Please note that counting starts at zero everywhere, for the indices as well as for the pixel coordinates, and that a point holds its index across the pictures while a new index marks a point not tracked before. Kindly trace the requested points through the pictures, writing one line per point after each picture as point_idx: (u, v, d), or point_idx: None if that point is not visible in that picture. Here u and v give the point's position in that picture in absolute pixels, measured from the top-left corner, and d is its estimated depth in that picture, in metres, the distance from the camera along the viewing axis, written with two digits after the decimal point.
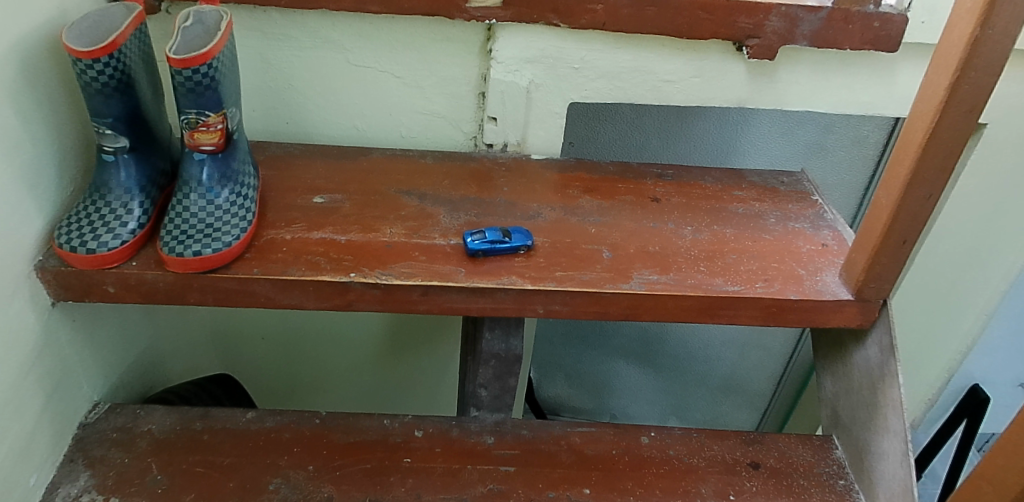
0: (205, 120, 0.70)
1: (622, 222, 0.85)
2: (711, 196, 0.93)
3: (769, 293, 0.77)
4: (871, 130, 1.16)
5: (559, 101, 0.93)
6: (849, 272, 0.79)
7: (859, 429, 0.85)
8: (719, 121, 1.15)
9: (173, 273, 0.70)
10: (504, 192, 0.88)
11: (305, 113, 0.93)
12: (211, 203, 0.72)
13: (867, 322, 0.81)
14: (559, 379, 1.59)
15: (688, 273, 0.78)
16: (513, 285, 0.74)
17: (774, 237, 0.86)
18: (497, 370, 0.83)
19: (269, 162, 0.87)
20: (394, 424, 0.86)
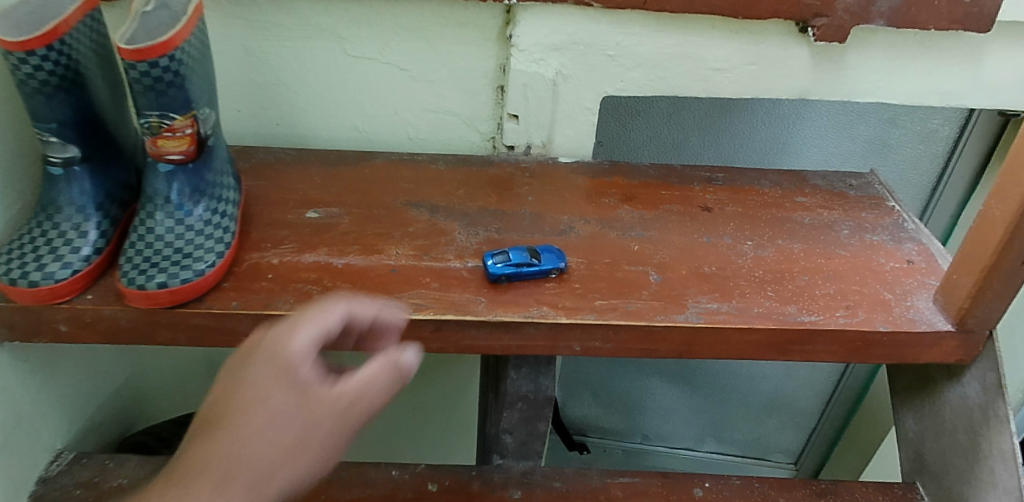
0: (169, 124, 0.57)
1: (669, 236, 0.72)
2: (771, 203, 0.79)
3: (854, 324, 0.64)
4: (940, 124, 1.03)
5: (591, 94, 0.80)
6: (949, 298, 0.65)
7: (954, 479, 0.73)
8: (769, 115, 1.01)
9: (136, 308, 0.57)
10: (529, 202, 0.75)
11: (298, 112, 0.81)
12: (181, 223, 0.59)
13: (968, 357, 0.68)
14: (585, 398, 1.43)
15: (754, 299, 0.65)
16: (544, 319, 0.61)
17: (850, 252, 0.73)
18: (524, 414, 0.71)
19: (255, 170, 0.75)
20: (404, 476, 0.74)
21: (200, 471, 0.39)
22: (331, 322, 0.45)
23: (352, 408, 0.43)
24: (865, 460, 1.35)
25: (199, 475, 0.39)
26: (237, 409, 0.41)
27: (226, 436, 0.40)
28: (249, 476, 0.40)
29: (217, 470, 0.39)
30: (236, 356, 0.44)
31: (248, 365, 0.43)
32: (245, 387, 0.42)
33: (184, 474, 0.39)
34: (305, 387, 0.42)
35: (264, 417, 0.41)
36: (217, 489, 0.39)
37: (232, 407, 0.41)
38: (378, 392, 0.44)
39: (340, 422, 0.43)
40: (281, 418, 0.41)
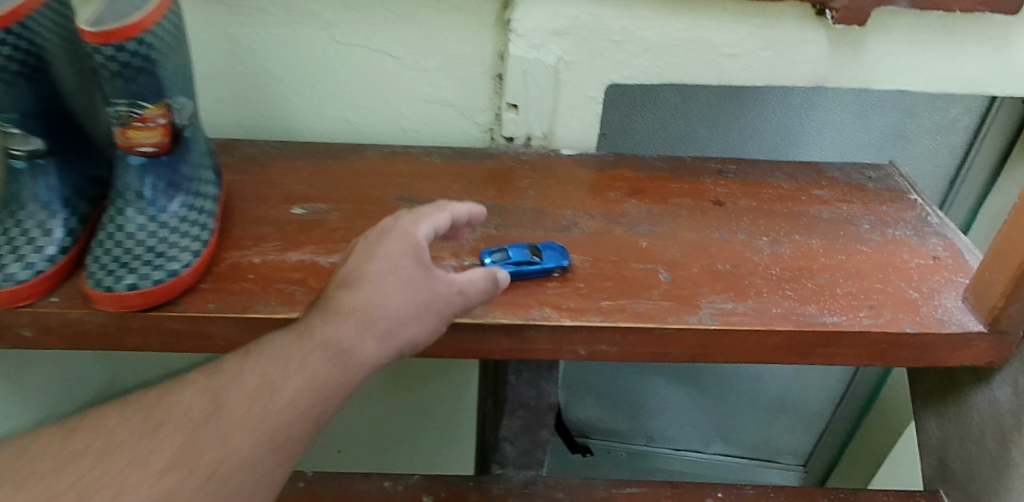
0: (139, 114, 0.53)
1: (679, 232, 0.68)
2: (786, 196, 0.75)
3: (878, 325, 0.60)
4: (960, 113, 0.98)
5: (595, 82, 0.76)
6: (981, 297, 0.61)
7: (980, 488, 0.69)
8: (780, 105, 0.96)
9: (105, 312, 0.52)
10: (530, 197, 0.71)
11: (284, 103, 0.76)
12: (154, 220, 0.54)
13: (999, 359, 0.63)
14: (588, 399, 1.37)
15: (772, 299, 0.61)
16: (546, 321, 0.57)
17: (872, 248, 0.69)
18: (525, 422, 0.66)
19: (237, 164, 0.70)
20: (397, 487, 0.70)
21: (353, 312, 0.48)
22: (442, 221, 0.54)
23: (458, 295, 0.52)
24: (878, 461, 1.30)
25: (353, 315, 0.48)
26: (377, 272, 0.49)
27: (369, 289, 0.48)
28: (389, 324, 0.48)
29: (365, 314, 0.48)
30: (371, 232, 0.52)
31: (383, 240, 0.51)
32: (384, 255, 0.50)
33: (341, 311, 0.48)
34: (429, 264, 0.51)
35: (401, 278, 0.49)
36: (368, 327, 0.48)
37: (374, 270, 0.49)
38: (481, 290, 0.53)
39: (446, 309, 0.51)
40: (418, 283, 0.50)
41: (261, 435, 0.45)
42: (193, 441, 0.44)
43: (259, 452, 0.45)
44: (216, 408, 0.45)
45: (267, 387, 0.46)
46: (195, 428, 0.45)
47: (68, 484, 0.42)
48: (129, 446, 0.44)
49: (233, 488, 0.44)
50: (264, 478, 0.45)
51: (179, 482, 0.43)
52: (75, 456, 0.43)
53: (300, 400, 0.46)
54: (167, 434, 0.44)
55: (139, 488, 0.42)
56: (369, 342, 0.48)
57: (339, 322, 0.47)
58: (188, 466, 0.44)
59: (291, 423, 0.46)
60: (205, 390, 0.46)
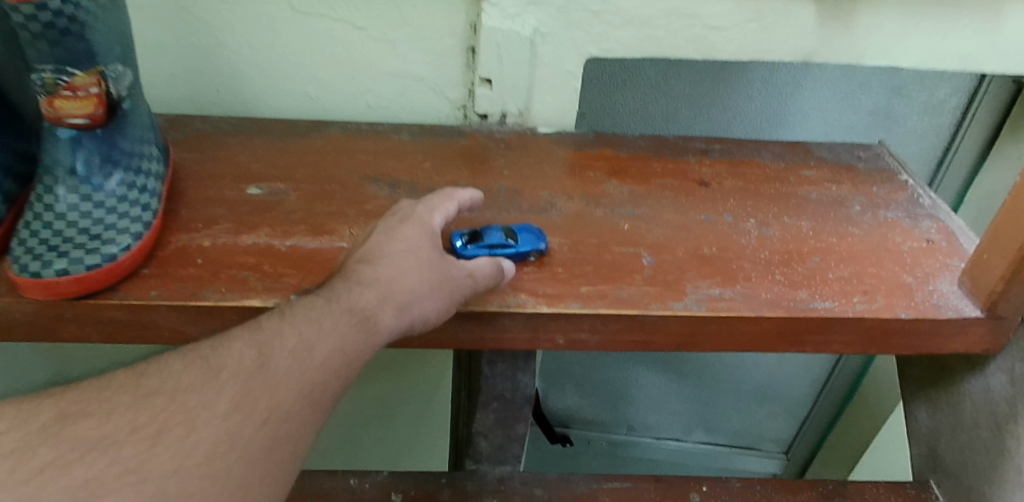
0: (68, 81, 0.47)
1: (663, 214, 0.64)
2: (774, 177, 0.72)
3: (872, 311, 0.56)
4: (947, 94, 0.95)
5: (573, 56, 0.71)
6: (978, 281, 0.58)
7: (973, 479, 0.66)
8: (766, 84, 0.92)
9: (34, 301, 0.47)
10: (504, 177, 0.67)
11: (241, 76, 0.71)
12: (88, 199, 0.50)
13: (996, 346, 0.60)
14: (568, 388, 1.33)
15: (761, 284, 0.57)
16: (521, 309, 0.53)
17: (864, 230, 0.65)
18: (499, 416, 0.63)
19: (189, 142, 0.65)
20: (364, 485, 0.66)
21: (379, 282, 0.47)
22: (451, 212, 0.55)
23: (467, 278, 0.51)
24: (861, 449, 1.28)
25: (375, 285, 0.47)
26: (397, 250, 0.49)
27: (389, 264, 0.48)
28: (408, 297, 0.48)
29: (385, 285, 0.47)
30: (386, 219, 0.52)
31: (400, 223, 0.52)
32: (403, 236, 0.50)
33: (363, 281, 0.47)
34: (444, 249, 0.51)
35: (418, 256, 0.49)
36: (388, 298, 0.47)
37: (392, 249, 0.49)
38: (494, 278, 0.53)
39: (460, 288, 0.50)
40: (437, 260, 0.50)
41: (304, 388, 0.43)
42: (247, 388, 0.42)
43: (304, 405, 0.43)
44: (265, 359, 0.43)
45: (305, 343, 0.44)
46: (249, 375, 0.42)
47: (150, 417, 0.40)
48: (197, 385, 0.41)
49: (287, 437, 0.42)
50: (312, 431, 0.44)
51: (242, 424, 0.41)
52: (152, 392, 0.41)
53: (334, 359, 0.44)
54: (228, 380, 0.42)
55: (210, 425, 0.40)
56: (388, 314, 0.47)
57: (363, 291, 0.47)
58: (247, 410, 0.41)
59: (328, 381, 0.44)
60: (251, 341, 0.43)
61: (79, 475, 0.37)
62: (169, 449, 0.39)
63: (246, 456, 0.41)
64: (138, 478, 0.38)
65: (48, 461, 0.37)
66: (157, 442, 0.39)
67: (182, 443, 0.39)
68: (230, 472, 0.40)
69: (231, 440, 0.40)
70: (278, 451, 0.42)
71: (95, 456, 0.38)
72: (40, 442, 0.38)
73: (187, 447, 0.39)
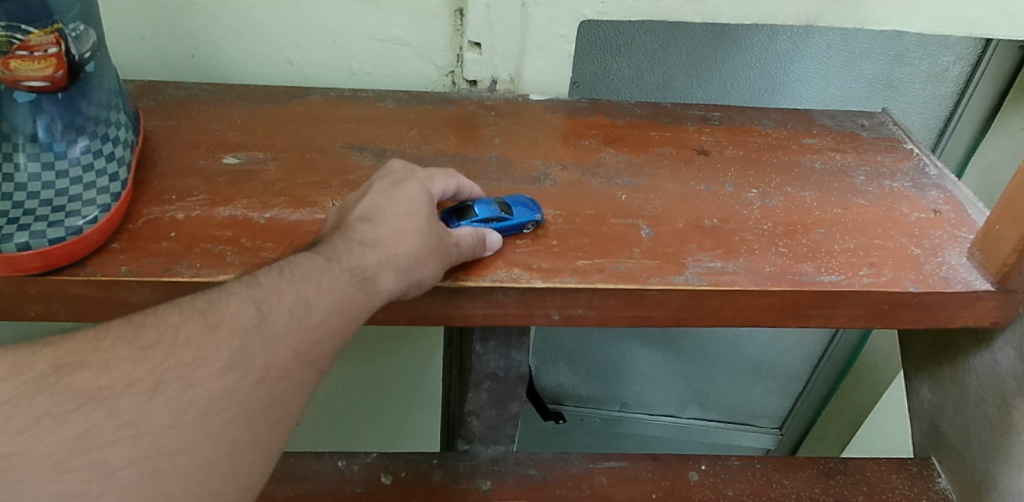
0: (23, 40, 0.44)
1: (661, 184, 0.61)
2: (776, 145, 0.69)
3: (880, 284, 0.54)
4: (951, 62, 0.93)
5: (567, 19, 0.67)
6: (989, 253, 0.55)
7: (977, 456, 0.64)
8: (765, 51, 0.89)
9: None
10: (495, 145, 0.64)
11: (215, 40, 0.67)
12: (51, 168, 0.47)
13: (1005, 320, 0.58)
14: (561, 365, 1.32)
15: (764, 257, 0.55)
16: (514, 283, 0.50)
17: (870, 201, 0.63)
18: (493, 395, 0.60)
19: (161, 109, 0.62)
20: (352, 467, 0.63)
21: (381, 242, 0.45)
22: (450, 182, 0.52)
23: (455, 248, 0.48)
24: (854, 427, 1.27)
25: (378, 247, 0.45)
26: (399, 211, 0.47)
27: (391, 225, 0.46)
28: (411, 259, 0.45)
29: (386, 247, 0.45)
30: (381, 180, 0.50)
31: (400, 184, 0.49)
32: (403, 197, 0.48)
33: (364, 242, 0.45)
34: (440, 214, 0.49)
35: (420, 218, 0.47)
36: (390, 259, 0.45)
37: (393, 210, 0.47)
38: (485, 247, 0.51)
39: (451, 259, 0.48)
40: (437, 223, 0.48)
41: (302, 347, 0.40)
42: (246, 346, 0.38)
43: (302, 366, 0.40)
44: (263, 315, 0.40)
45: (305, 301, 0.41)
46: (247, 332, 0.39)
47: (147, 370, 0.36)
48: (198, 341, 0.38)
49: (285, 398, 0.39)
50: (310, 394, 0.41)
51: (240, 381, 0.38)
52: (152, 344, 0.37)
53: (336, 320, 0.42)
54: (225, 336, 0.38)
55: (207, 383, 0.37)
56: (387, 276, 0.44)
57: (363, 250, 0.44)
58: (245, 367, 0.38)
59: (325, 344, 0.41)
60: (248, 297, 0.40)
61: (75, 427, 0.34)
62: (167, 404, 0.36)
63: (243, 416, 0.37)
64: (136, 432, 0.35)
65: (42, 412, 0.34)
66: (156, 397, 0.36)
67: (181, 398, 0.36)
68: (228, 431, 0.37)
69: (230, 398, 0.37)
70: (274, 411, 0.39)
71: (93, 408, 0.35)
72: (36, 393, 0.34)
73: (185, 404, 0.36)
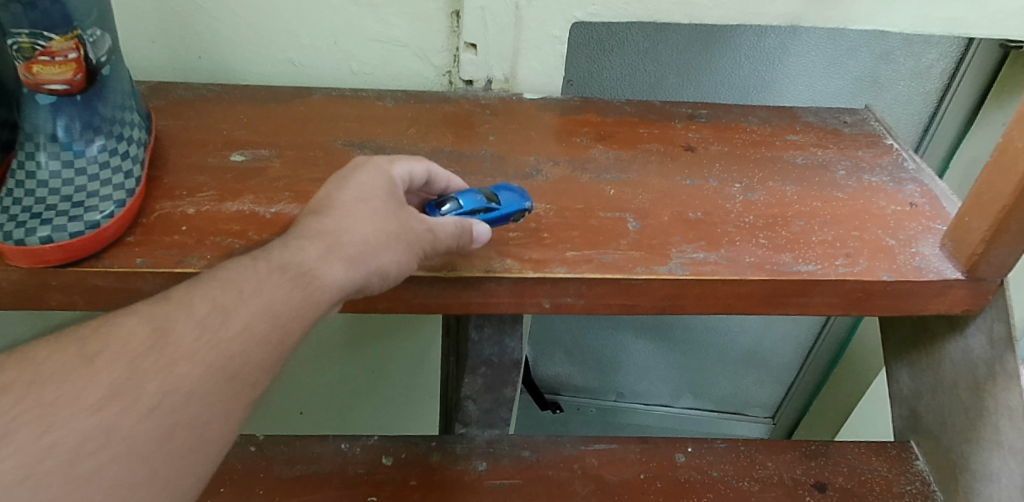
0: (45, 46, 0.46)
1: (648, 179, 0.64)
2: (760, 142, 0.72)
3: (855, 273, 0.57)
4: (935, 59, 0.95)
5: (559, 20, 0.70)
6: (960, 243, 0.58)
7: (951, 438, 0.67)
8: (754, 49, 0.92)
9: (19, 268, 0.47)
10: (490, 142, 0.67)
11: (220, 42, 0.70)
12: (70, 166, 0.50)
13: (976, 307, 0.61)
14: (557, 356, 1.35)
15: (744, 248, 0.58)
16: (507, 273, 0.53)
17: (848, 194, 0.66)
18: (488, 381, 0.63)
19: (171, 108, 0.65)
20: (354, 449, 0.66)
21: (325, 235, 0.45)
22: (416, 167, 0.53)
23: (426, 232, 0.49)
24: (841, 418, 1.30)
25: (335, 239, 0.45)
26: (351, 201, 0.47)
27: (345, 214, 0.46)
28: (361, 246, 0.46)
29: (330, 237, 0.45)
30: (337, 171, 0.50)
31: (355, 173, 0.49)
32: (352, 186, 0.48)
33: (322, 235, 0.45)
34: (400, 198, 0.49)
35: (375, 206, 0.47)
36: (339, 248, 0.45)
37: (345, 199, 0.47)
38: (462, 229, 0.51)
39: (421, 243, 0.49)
40: (386, 210, 0.47)
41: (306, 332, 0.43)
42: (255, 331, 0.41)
43: None
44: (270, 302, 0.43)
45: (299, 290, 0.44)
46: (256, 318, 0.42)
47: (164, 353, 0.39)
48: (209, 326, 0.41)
49: None
50: None
51: (217, 368, 0.40)
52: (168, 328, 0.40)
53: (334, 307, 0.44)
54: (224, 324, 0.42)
55: (218, 365, 0.40)
56: (332, 267, 0.45)
57: (303, 244, 0.45)
58: (252, 349, 0.41)
59: None
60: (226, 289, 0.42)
61: (97, 405, 0.37)
62: (182, 385, 0.39)
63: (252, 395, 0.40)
64: (154, 410, 0.38)
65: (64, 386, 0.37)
66: (171, 378, 0.39)
67: (195, 378, 0.39)
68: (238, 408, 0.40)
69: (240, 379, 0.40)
70: (260, 390, 0.42)
71: (115, 388, 0.38)
72: (63, 374, 0.37)
73: (198, 384, 0.39)
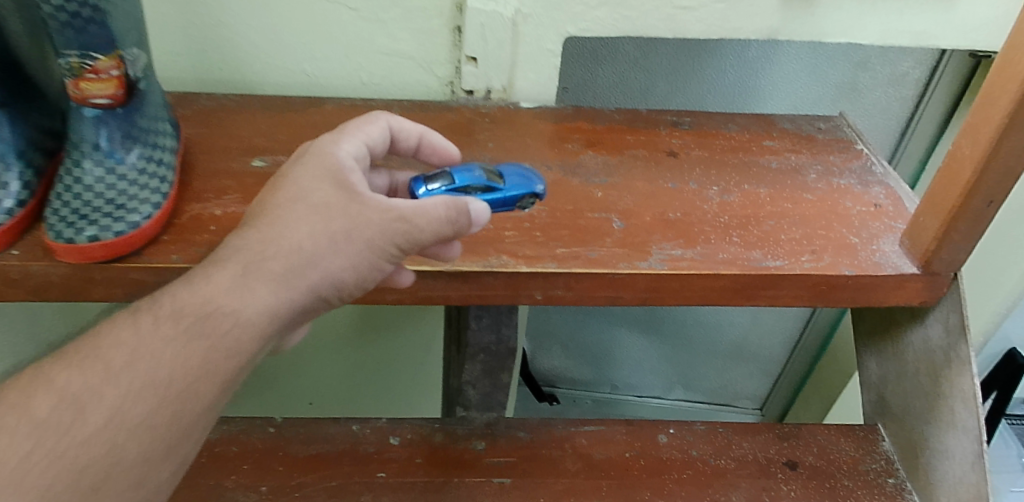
0: (92, 65, 0.53)
1: (634, 182, 0.70)
2: (738, 147, 0.78)
3: (819, 268, 0.63)
4: (910, 67, 1.01)
5: (552, 35, 0.76)
6: (915, 241, 0.64)
7: (913, 420, 0.73)
8: (738, 59, 0.98)
9: (67, 264, 0.53)
10: (488, 148, 0.73)
11: (240, 56, 0.76)
12: (113, 173, 0.55)
13: (932, 299, 0.67)
14: (554, 350, 1.41)
15: (719, 245, 0.64)
16: (504, 268, 0.59)
17: (818, 196, 0.72)
18: (486, 366, 0.70)
19: (197, 117, 0.71)
20: (364, 430, 0.72)
21: (247, 255, 0.48)
22: (371, 132, 0.57)
23: (398, 221, 0.49)
24: (827, 408, 1.35)
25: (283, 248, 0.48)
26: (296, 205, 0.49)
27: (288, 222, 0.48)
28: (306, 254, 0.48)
29: (277, 246, 0.48)
30: (290, 159, 0.52)
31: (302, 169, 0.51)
32: (292, 183, 0.49)
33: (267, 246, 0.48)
34: (345, 191, 0.50)
35: (322, 209, 0.49)
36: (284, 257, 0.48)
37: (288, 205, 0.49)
38: (429, 220, 0.50)
39: (391, 232, 0.49)
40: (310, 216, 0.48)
41: None
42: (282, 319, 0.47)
43: None
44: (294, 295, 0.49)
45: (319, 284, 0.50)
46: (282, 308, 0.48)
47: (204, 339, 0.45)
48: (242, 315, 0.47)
49: None
50: None
51: None
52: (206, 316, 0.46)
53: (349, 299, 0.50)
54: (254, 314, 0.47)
55: None
56: (258, 284, 0.47)
57: (232, 259, 0.48)
58: None
59: None
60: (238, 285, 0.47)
61: None
62: None
63: None
64: None
65: None
66: None
67: None
68: None
69: None
70: None
71: None
72: None
73: None
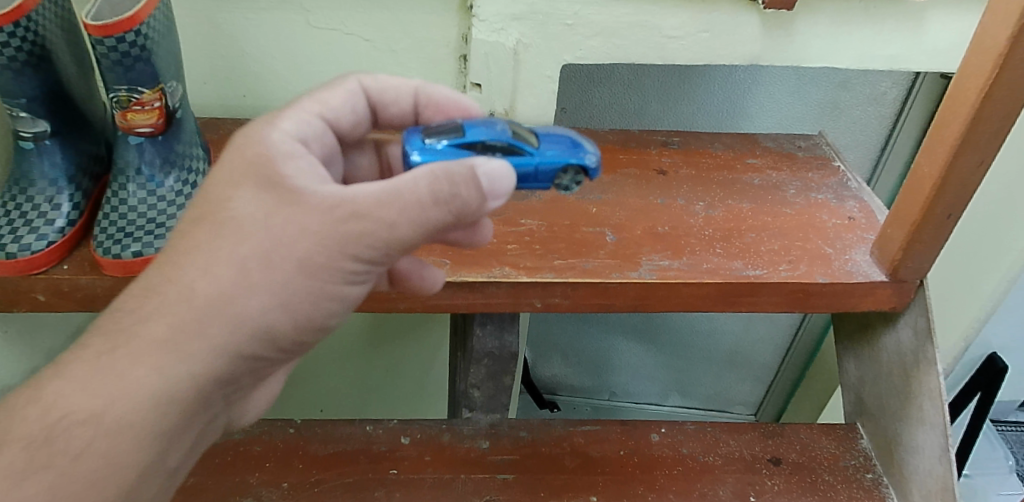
0: (138, 98, 0.59)
1: (626, 198, 0.76)
2: (724, 165, 0.84)
3: (795, 276, 0.68)
4: (888, 87, 1.07)
5: (551, 63, 0.82)
6: (884, 251, 0.70)
7: (888, 419, 0.78)
8: (726, 80, 1.04)
9: (112, 277, 0.59)
10: None
11: (262, 83, 0.82)
12: (153, 194, 0.62)
13: (901, 305, 0.72)
14: (555, 358, 1.46)
15: (703, 256, 0.69)
16: (506, 278, 0.65)
17: (796, 210, 0.77)
18: (491, 369, 0.75)
19: (224, 141, 0.77)
20: (377, 431, 0.78)
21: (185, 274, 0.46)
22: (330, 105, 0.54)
23: (348, 218, 0.45)
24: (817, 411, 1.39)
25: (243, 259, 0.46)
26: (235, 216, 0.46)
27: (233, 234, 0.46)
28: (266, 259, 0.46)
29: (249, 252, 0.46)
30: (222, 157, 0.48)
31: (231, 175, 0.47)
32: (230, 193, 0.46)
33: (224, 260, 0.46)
34: (276, 192, 0.46)
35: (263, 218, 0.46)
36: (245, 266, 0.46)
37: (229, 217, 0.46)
38: (393, 208, 0.45)
39: (344, 228, 0.45)
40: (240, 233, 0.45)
41: None
42: None
43: None
44: None
45: None
46: None
47: None
48: None
49: None
50: None
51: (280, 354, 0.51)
52: None
53: None
54: None
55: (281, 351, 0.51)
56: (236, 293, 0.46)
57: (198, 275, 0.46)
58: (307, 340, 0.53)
59: None
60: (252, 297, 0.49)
61: None
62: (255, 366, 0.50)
63: None
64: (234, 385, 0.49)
65: None
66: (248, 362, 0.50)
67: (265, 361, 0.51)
68: None
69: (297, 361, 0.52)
70: None
71: None
72: None
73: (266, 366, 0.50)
